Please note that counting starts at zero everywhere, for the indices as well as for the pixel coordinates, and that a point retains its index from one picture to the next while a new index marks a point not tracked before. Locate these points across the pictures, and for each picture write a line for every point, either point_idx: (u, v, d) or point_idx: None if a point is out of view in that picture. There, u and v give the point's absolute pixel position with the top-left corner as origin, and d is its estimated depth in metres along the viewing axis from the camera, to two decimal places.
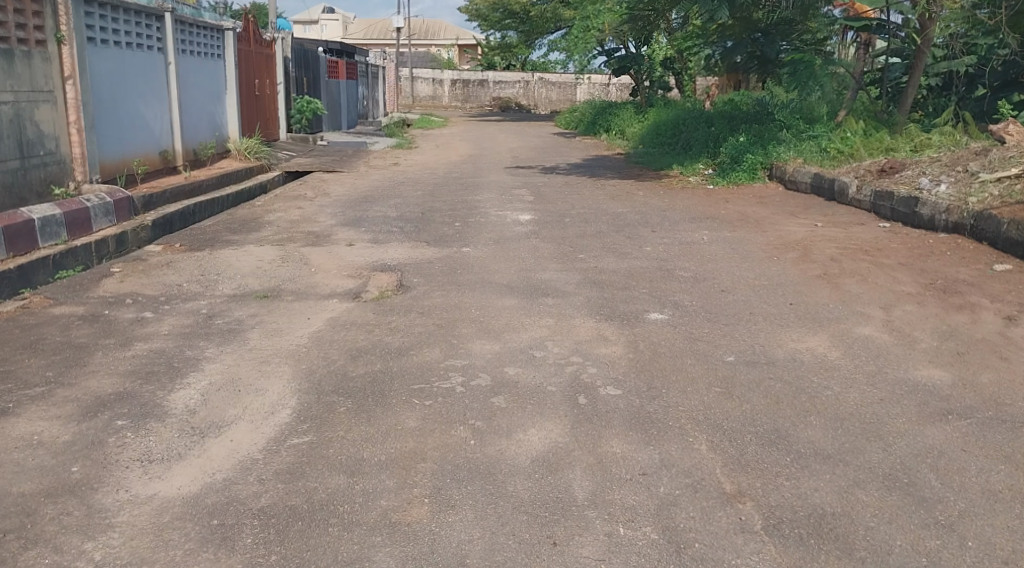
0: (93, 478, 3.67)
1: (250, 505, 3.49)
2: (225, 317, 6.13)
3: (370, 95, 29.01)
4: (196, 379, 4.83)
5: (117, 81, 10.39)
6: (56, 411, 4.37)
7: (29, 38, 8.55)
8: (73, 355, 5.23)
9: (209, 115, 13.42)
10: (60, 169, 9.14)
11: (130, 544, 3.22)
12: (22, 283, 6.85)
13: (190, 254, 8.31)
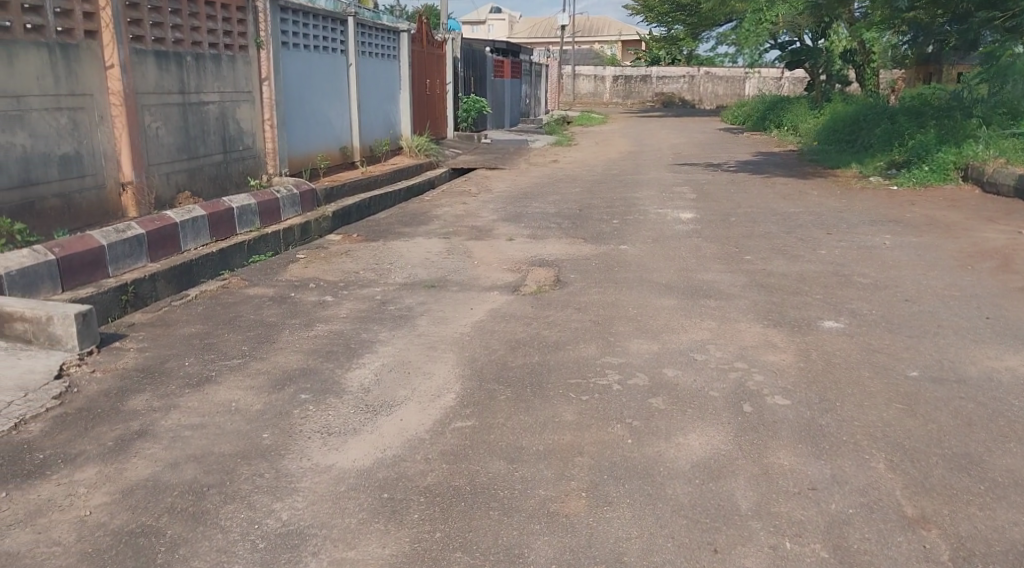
0: (281, 445, 3.97)
1: (417, 482, 3.65)
2: (396, 304, 6.42)
3: (533, 93, 29.40)
4: (370, 360, 5.10)
5: (305, 81, 11.09)
6: (251, 381, 4.75)
7: (234, 44, 9.32)
8: (264, 332, 5.66)
9: (385, 113, 14.07)
10: (255, 162, 9.89)
11: (312, 508, 3.45)
12: (222, 266, 7.49)
13: (365, 244, 8.77)
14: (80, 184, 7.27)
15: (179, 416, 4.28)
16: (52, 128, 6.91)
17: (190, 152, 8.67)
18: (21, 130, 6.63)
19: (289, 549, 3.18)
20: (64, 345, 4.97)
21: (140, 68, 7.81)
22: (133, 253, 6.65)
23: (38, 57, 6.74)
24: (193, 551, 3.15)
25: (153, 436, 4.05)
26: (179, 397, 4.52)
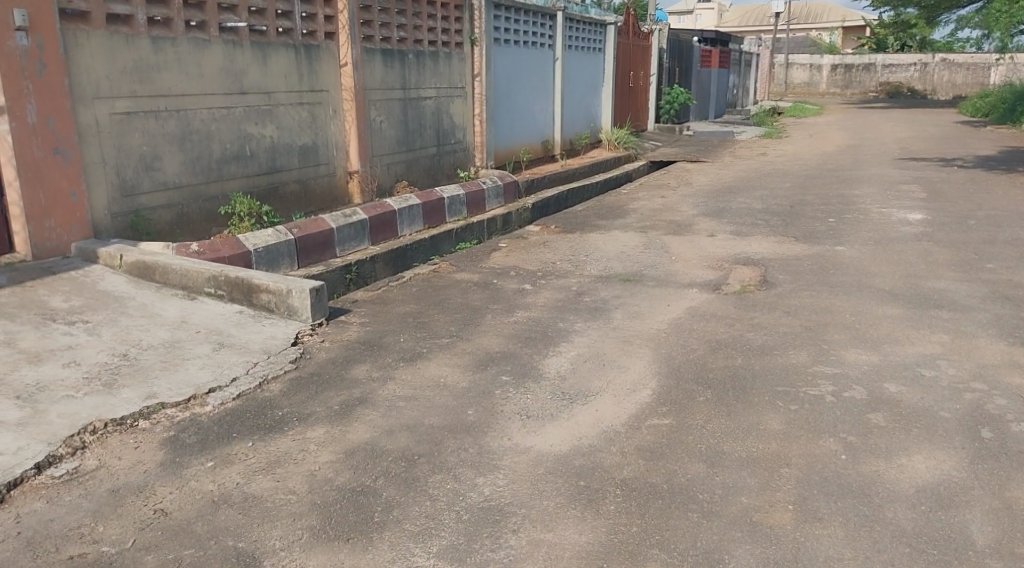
0: (484, 423, 4.08)
1: (614, 474, 3.62)
2: (593, 296, 6.41)
3: (741, 83, 28.29)
4: (567, 349, 5.13)
5: (514, 76, 11.34)
6: (456, 360, 4.94)
7: (450, 41, 9.70)
8: (470, 315, 5.86)
9: (587, 107, 14.11)
10: (464, 154, 10.27)
11: (512, 486, 3.52)
12: (432, 252, 7.84)
13: (565, 235, 8.86)
14: (316, 172, 7.89)
15: (395, 387, 4.53)
16: (294, 121, 7.55)
17: (409, 144, 9.14)
18: (270, 123, 7.30)
19: (490, 523, 3.26)
20: (300, 316, 5.42)
21: (369, 66, 8.33)
22: (357, 237, 7.12)
23: (287, 57, 7.38)
24: (405, 514, 3.32)
25: (372, 404, 4.31)
26: (393, 370, 4.78)
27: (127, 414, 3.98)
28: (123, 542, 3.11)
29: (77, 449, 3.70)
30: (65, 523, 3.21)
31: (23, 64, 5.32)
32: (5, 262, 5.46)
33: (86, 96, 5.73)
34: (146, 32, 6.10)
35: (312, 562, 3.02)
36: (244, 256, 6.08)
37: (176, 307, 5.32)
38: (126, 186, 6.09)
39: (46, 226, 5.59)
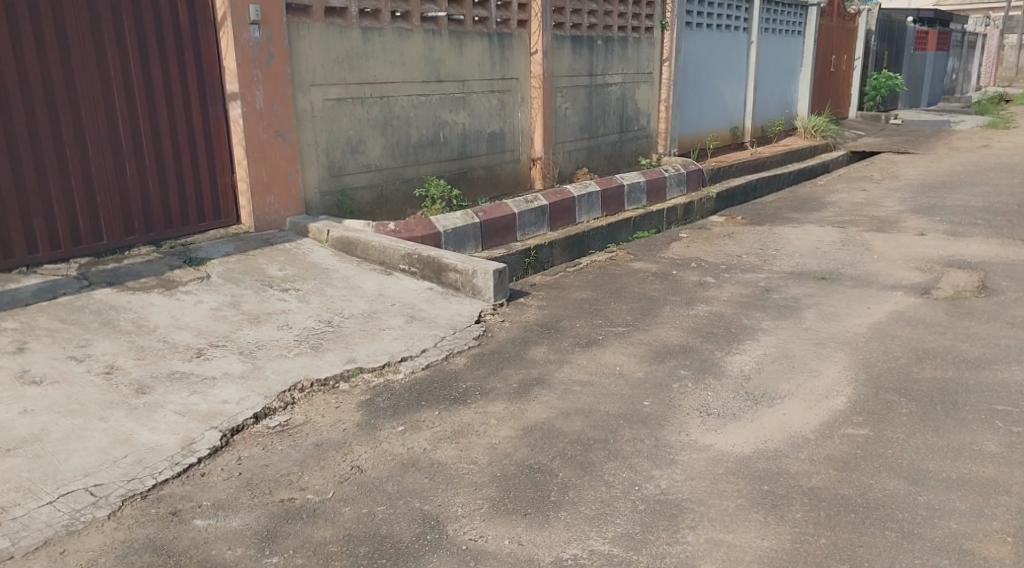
0: (662, 415, 4.02)
1: (802, 481, 3.45)
2: (782, 293, 6.13)
3: (961, 67, 25.89)
4: (753, 347, 4.94)
5: (704, 61, 11.02)
6: (634, 349, 4.90)
7: (640, 26, 9.56)
8: (649, 305, 5.79)
9: (781, 92, 13.46)
10: (648, 141, 10.15)
11: (691, 482, 3.45)
12: (610, 240, 7.81)
13: (752, 227, 8.52)
14: (502, 157, 8.08)
15: (571, 370, 4.57)
16: (486, 108, 7.77)
17: (593, 131, 9.15)
18: (463, 110, 7.54)
19: (667, 517, 3.22)
20: (483, 296, 5.58)
21: (559, 53, 8.40)
22: (537, 222, 7.22)
23: (481, 45, 7.58)
24: (581, 497, 3.34)
25: (550, 385, 4.37)
26: (570, 354, 4.82)
27: (330, 376, 4.28)
28: (326, 493, 3.35)
29: (288, 404, 4.03)
30: (276, 469, 3.50)
31: (255, 55, 5.82)
32: (232, 234, 6.01)
33: (304, 84, 6.18)
34: (357, 23, 6.48)
35: (492, 532, 3.11)
36: (433, 236, 6.33)
37: (373, 280, 5.64)
38: (334, 167, 6.51)
39: (267, 202, 6.11)
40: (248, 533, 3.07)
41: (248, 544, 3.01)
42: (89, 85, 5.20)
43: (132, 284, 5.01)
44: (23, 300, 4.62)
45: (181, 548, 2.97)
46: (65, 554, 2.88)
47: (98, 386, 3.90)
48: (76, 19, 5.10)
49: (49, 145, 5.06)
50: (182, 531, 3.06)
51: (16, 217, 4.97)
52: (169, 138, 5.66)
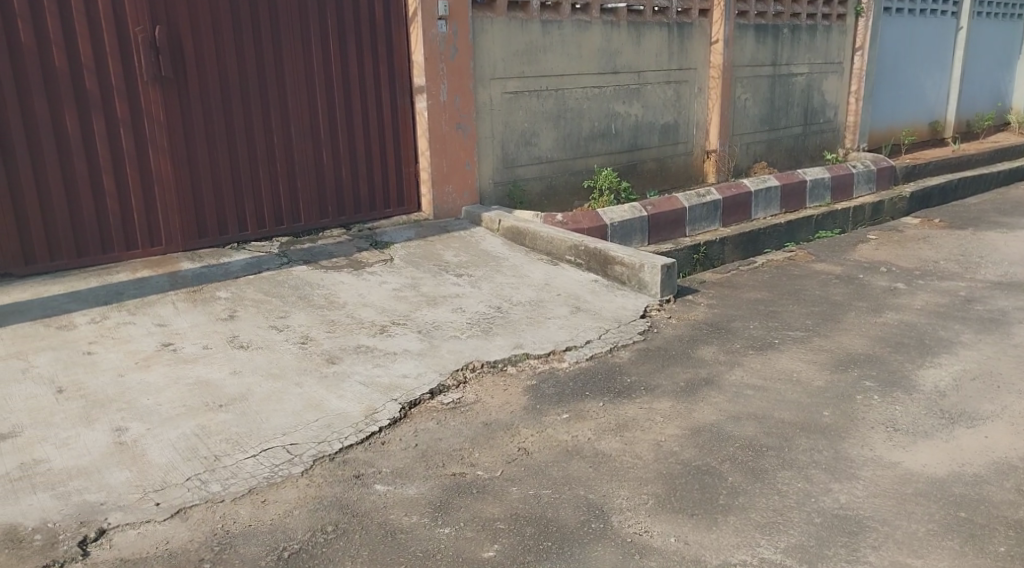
0: (843, 427, 3.84)
1: (1005, 512, 3.18)
2: (985, 305, 5.65)
3: None
4: (950, 362, 4.60)
5: (904, 49, 10.30)
6: (813, 356, 4.69)
7: (832, 13, 9.08)
8: (831, 310, 5.51)
9: (993, 83, 12.31)
10: (834, 135, 9.66)
11: (874, 500, 3.27)
12: (787, 238, 7.50)
13: (951, 231, 7.89)
14: (675, 150, 7.95)
15: (744, 373, 4.44)
16: (660, 100, 7.67)
17: (773, 123, 8.81)
18: (637, 101, 7.48)
19: (847, 533, 3.07)
20: (650, 291, 5.50)
21: (741, 42, 8.14)
22: (709, 217, 7.06)
23: (660, 36, 7.49)
24: (752, 503, 3.25)
25: (720, 387, 4.27)
26: (743, 356, 4.69)
27: (499, 359, 4.41)
28: (494, 471, 3.46)
29: (460, 383, 4.19)
30: (449, 444, 3.66)
31: (441, 49, 6.05)
32: (413, 220, 6.31)
33: (484, 77, 6.37)
34: (538, 16, 6.58)
35: (657, 528, 3.10)
36: (601, 229, 6.33)
37: (541, 270, 5.73)
38: (508, 159, 6.66)
39: (445, 191, 6.35)
40: (423, 502, 3.24)
41: (423, 511, 3.17)
42: (296, 78, 5.62)
43: (324, 263, 5.37)
44: (233, 273, 5.08)
45: (363, 509, 3.17)
46: (266, 503, 3.15)
47: (295, 354, 4.23)
48: (288, 18, 5.52)
49: (260, 134, 5.52)
50: (364, 494, 3.26)
51: (230, 198, 5.47)
52: (362, 128, 6.01)
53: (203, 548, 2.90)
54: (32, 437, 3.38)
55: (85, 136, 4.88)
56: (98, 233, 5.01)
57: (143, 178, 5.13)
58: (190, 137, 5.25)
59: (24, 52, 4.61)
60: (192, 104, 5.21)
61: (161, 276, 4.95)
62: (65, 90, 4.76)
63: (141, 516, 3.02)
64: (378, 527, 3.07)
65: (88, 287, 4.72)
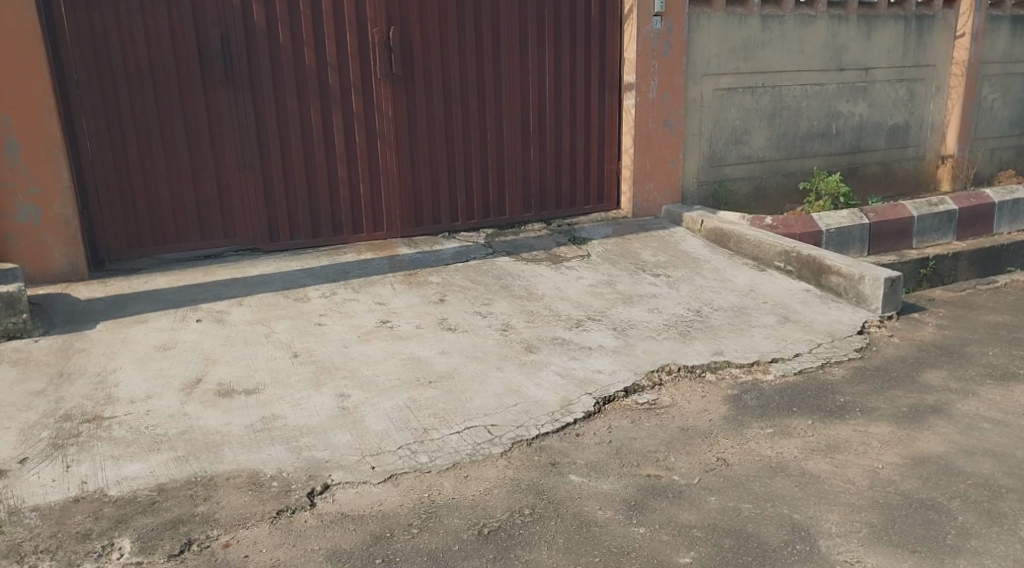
0: None
1: None
2: None
3: None
4: None
5: None
6: None
7: None
8: None
9: None
10: None
11: None
12: None
13: None
14: (903, 154, 7.39)
15: (979, 405, 4.04)
16: (889, 99, 7.14)
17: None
18: (862, 100, 7.01)
19: None
20: (870, 305, 5.11)
21: (991, 36, 7.40)
22: (940, 229, 6.49)
23: (894, 30, 6.97)
24: (987, 548, 2.96)
25: (949, 417, 3.92)
26: (978, 385, 4.27)
27: (698, 365, 4.30)
28: (691, 477, 3.39)
29: (656, 385, 4.13)
30: (644, 444, 3.62)
31: (655, 46, 6.00)
32: (612, 217, 6.30)
33: (697, 74, 6.23)
34: (758, 11, 6.33)
35: (871, 560, 2.90)
36: (814, 236, 6.00)
37: (745, 275, 5.52)
38: (715, 158, 6.48)
39: (647, 189, 6.29)
40: (618, 498, 3.23)
41: (617, 508, 3.17)
42: (512, 76, 5.78)
43: (525, 256, 5.49)
44: (443, 260, 5.32)
45: (559, 498, 3.21)
46: (468, 478, 3.28)
47: (497, 340, 4.36)
48: (509, 17, 5.68)
49: (475, 130, 5.74)
50: (560, 482, 3.31)
51: (444, 190, 5.73)
52: (571, 126, 6.08)
53: (412, 513, 3.07)
54: (270, 395, 3.73)
55: (325, 129, 5.30)
56: (330, 217, 5.43)
57: (370, 168, 5.48)
58: (413, 132, 5.56)
59: (281, 51, 5.07)
60: (418, 100, 5.51)
61: (381, 259, 5.29)
62: (313, 86, 5.19)
63: (359, 476, 3.24)
64: (574, 517, 3.10)
65: (319, 264, 5.14)
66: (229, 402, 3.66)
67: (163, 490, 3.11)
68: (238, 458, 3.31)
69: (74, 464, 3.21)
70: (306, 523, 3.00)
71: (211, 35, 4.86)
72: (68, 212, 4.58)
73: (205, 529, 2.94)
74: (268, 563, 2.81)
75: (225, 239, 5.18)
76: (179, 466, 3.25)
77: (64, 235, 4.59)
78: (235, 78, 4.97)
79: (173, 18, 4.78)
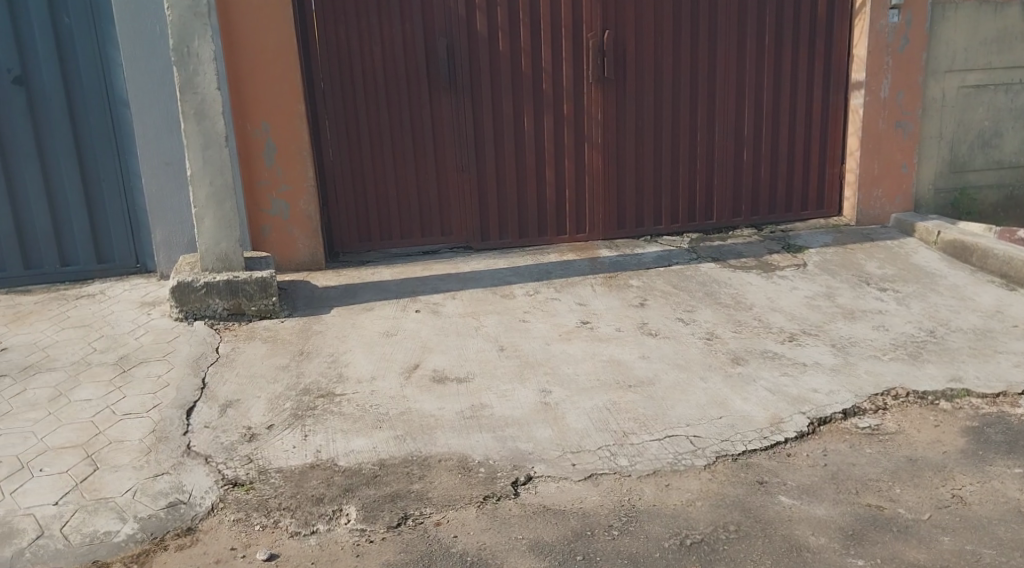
0: None
1: None
2: None
3: None
4: None
5: None
6: None
7: None
8: None
9: None
10: None
11: None
12: None
13: None
14: None
15: None
16: None
17: None
18: None
19: None
20: None
21: None
22: None
23: None
24: None
25: None
26: None
27: (931, 391, 3.93)
28: (920, 513, 3.13)
29: (880, 409, 3.83)
30: (865, 472, 3.38)
31: (890, 41, 5.56)
32: (831, 224, 5.94)
33: (939, 70, 5.70)
34: None
35: None
36: None
37: (991, 293, 4.97)
38: (957, 162, 5.89)
39: (874, 195, 5.85)
40: (834, 525, 3.06)
41: (833, 536, 3.00)
42: (727, 78, 5.63)
43: (733, 262, 5.34)
44: (646, 263, 5.30)
45: (770, 518, 3.09)
46: (669, 487, 3.26)
47: (701, 349, 4.28)
48: (727, 18, 5.54)
49: (685, 133, 5.66)
50: (769, 502, 3.18)
51: (649, 193, 5.71)
52: (789, 129, 5.81)
53: (613, 515, 3.10)
54: (479, 384, 3.92)
55: (537, 133, 5.46)
56: (537, 218, 5.59)
57: (578, 170, 5.58)
58: (622, 135, 5.59)
59: (501, 58, 5.29)
60: (628, 104, 5.53)
61: (584, 261, 5.36)
62: (528, 91, 5.37)
63: (561, 471, 3.33)
64: (783, 540, 2.98)
65: (526, 263, 5.31)
66: (443, 389, 3.90)
67: (384, 465, 3.38)
68: (450, 441, 3.52)
69: (312, 434, 3.58)
70: (510, 511, 3.12)
71: (438, 45, 5.19)
72: (311, 209, 5.08)
73: (420, 506, 3.15)
74: (476, 545, 2.95)
75: (441, 236, 5.51)
76: (399, 444, 3.51)
77: (308, 228, 5.10)
78: (458, 85, 5.26)
79: (406, 30, 5.15)
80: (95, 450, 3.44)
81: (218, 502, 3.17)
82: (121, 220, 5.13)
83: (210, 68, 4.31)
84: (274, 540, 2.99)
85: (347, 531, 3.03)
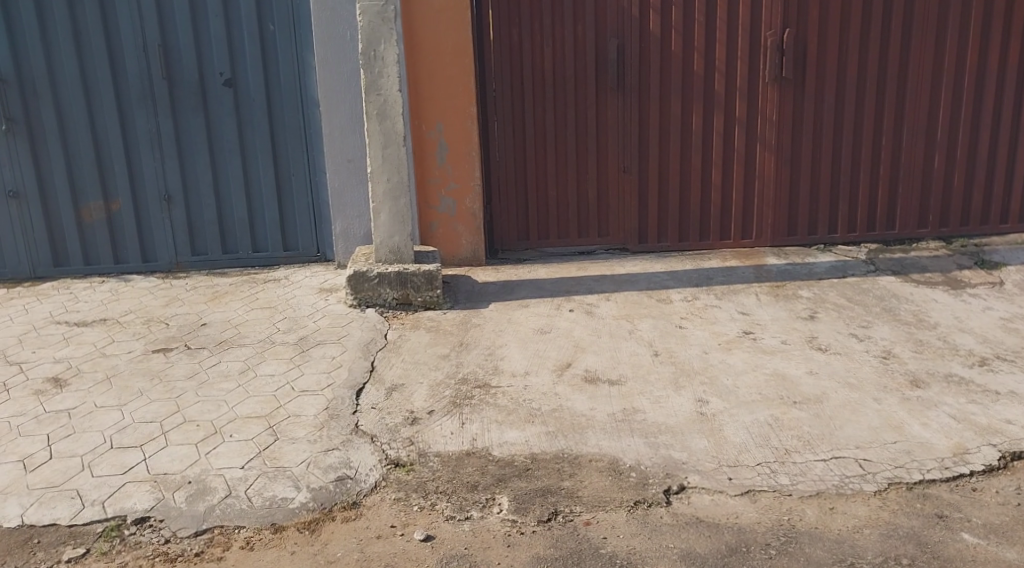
0: None
1: None
2: None
3: None
4: None
5: None
6: None
7: None
8: None
9: None
10: None
11: None
12: None
13: None
14: None
15: None
16: None
17: None
18: None
19: None
20: None
21: None
22: None
23: None
24: None
25: None
26: None
27: None
28: None
29: None
30: None
31: None
32: None
33: None
34: None
35: None
36: None
37: None
38: None
39: None
40: None
41: None
42: (920, 77, 5.26)
43: (917, 277, 4.95)
44: (817, 274, 5.03)
45: (948, 555, 2.84)
46: (834, 511, 3.07)
47: (875, 368, 3.99)
48: (924, 12, 5.17)
49: (869, 135, 5.33)
50: (950, 540, 2.92)
51: (825, 199, 5.41)
52: (989, 132, 5.36)
53: (770, 534, 2.96)
54: (633, 388, 3.89)
55: (705, 133, 5.32)
56: (699, 221, 5.45)
57: (747, 173, 5.38)
58: (797, 137, 5.33)
59: (673, 56, 5.20)
60: (806, 104, 5.27)
61: (748, 268, 5.17)
62: (698, 91, 5.25)
63: (717, 484, 3.23)
64: None
65: (685, 268, 5.20)
66: (595, 389, 3.90)
67: (536, 460, 3.43)
68: (601, 442, 3.51)
69: (468, 423, 3.70)
70: (661, 519, 3.07)
71: (609, 46, 5.17)
72: (477, 207, 5.25)
73: (570, 503, 3.16)
74: (626, 549, 2.92)
75: (600, 238, 5.51)
76: (551, 440, 3.55)
77: (472, 225, 5.27)
78: (626, 85, 5.23)
79: (578, 30, 5.18)
80: (276, 421, 3.74)
81: (381, 480, 3.35)
82: (305, 212, 5.56)
83: (393, 71, 4.56)
84: (429, 522, 3.12)
85: (498, 520, 3.10)
